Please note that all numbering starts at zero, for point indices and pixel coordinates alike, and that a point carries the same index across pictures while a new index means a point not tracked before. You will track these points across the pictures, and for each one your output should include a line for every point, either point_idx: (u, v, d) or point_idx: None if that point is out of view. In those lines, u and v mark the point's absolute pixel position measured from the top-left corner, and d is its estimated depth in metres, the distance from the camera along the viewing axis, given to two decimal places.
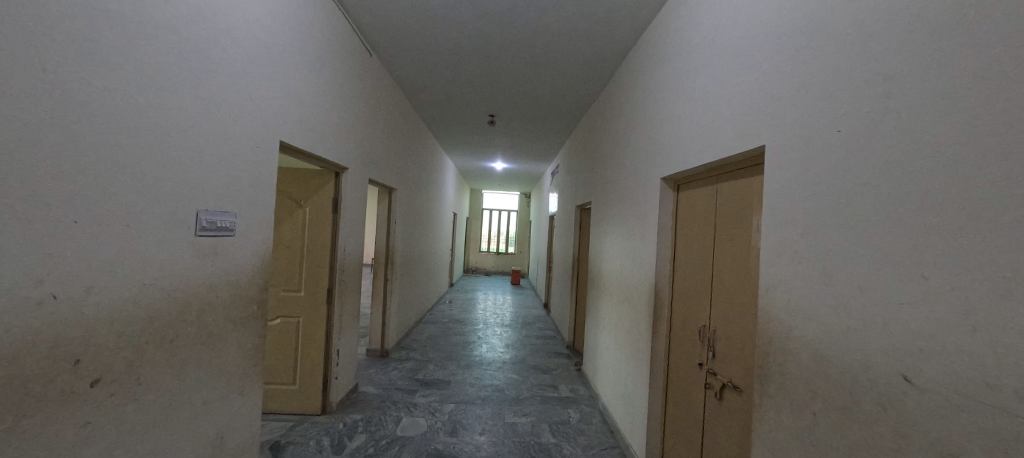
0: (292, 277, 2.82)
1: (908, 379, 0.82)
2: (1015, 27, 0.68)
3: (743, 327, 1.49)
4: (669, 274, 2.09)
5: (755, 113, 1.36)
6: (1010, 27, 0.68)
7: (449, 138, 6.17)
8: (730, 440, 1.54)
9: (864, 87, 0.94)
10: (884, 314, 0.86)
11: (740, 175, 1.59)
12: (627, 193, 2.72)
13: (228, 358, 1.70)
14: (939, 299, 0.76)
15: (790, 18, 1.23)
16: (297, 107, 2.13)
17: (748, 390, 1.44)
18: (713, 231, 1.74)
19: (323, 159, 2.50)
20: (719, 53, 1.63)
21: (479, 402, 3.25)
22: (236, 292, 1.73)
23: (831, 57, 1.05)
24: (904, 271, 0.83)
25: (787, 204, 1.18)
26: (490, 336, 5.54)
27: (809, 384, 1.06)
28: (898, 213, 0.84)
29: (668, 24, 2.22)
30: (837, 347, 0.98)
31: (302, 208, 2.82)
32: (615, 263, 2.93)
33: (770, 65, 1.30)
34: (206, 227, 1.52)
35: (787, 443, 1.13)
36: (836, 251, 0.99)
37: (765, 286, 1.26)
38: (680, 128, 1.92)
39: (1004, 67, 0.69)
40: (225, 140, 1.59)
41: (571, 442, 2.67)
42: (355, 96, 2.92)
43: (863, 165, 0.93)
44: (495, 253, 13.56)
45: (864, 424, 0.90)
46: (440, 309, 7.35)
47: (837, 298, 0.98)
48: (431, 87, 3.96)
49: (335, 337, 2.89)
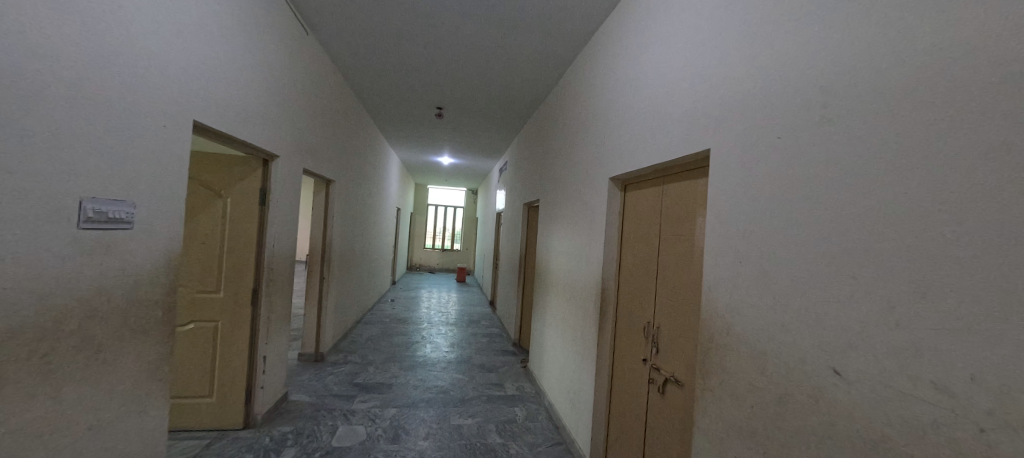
0: (210, 276, 2.51)
1: (838, 372, 0.88)
2: (949, 45, 0.72)
3: (685, 324, 1.56)
4: (616, 271, 2.15)
5: (699, 119, 1.42)
6: (944, 43, 0.73)
7: (394, 129, 5.88)
8: (670, 432, 1.62)
9: (805, 99, 1.00)
10: (818, 311, 0.93)
11: (685, 177, 1.66)
12: (575, 194, 2.76)
13: (125, 373, 1.45)
14: (866, 296, 0.83)
15: (732, 30, 1.30)
16: (214, 82, 1.84)
17: (690, 384, 1.50)
18: (659, 231, 1.80)
19: (247, 144, 2.22)
20: (669, 58, 1.70)
21: (422, 405, 3.12)
22: (132, 296, 1.46)
23: (774, 68, 1.11)
24: (837, 271, 0.89)
25: (728, 208, 1.25)
26: (435, 336, 5.39)
27: (748, 378, 1.12)
28: (831, 218, 0.91)
29: (620, 25, 2.26)
30: (775, 342, 1.04)
31: (221, 199, 2.49)
32: (563, 260, 2.95)
33: (715, 73, 1.36)
34: (95, 218, 1.26)
35: (726, 433, 1.19)
36: (775, 252, 1.06)
37: (709, 284, 1.32)
38: (629, 129, 1.98)
39: (939, 80, 0.73)
40: (120, 114, 1.33)
41: (517, 441, 2.66)
42: (288, 76, 2.65)
43: (800, 172, 1.00)
44: (440, 250, 13.26)
45: (798, 414, 0.97)
46: (383, 307, 7.02)
47: (777, 296, 1.05)
48: (374, 73, 3.73)
49: (261, 343, 2.61)
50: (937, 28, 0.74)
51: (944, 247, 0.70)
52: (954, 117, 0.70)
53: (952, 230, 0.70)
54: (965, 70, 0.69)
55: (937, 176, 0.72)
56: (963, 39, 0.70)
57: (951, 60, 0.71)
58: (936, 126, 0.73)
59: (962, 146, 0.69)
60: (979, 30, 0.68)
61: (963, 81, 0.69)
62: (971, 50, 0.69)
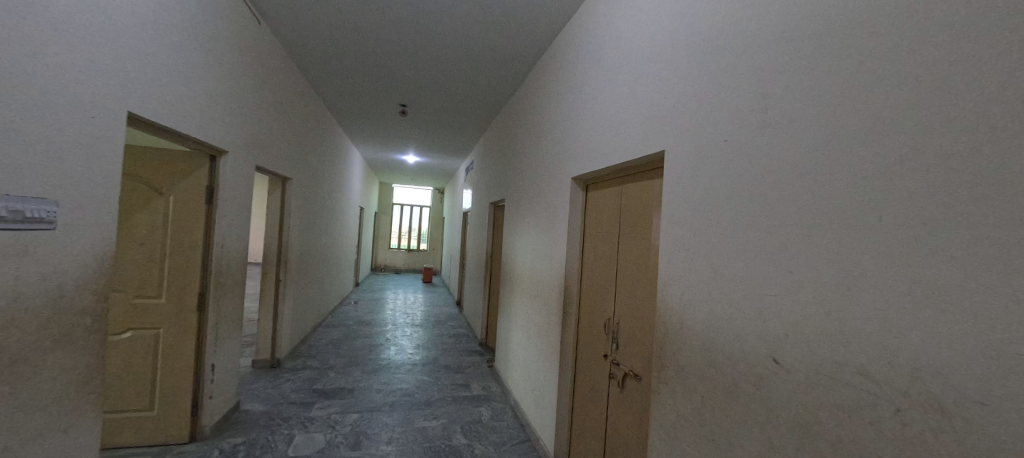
0: (150, 280, 2.31)
1: (777, 360, 0.94)
2: (872, 56, 0.78)
3: (642, 318, 1.61)
4: (578, 270, 2.20)
5: (655, 122, 1.48)
6: (868, 54, 0.79)
7: (356, 126, 5.69)
8: (629, 425, 1.67)
9: (748, 104, 1.06)
10: (760, 303, 0.99)
11: (643, 178, 1.71)
12: (539, 193, 2.78)
13: (47, 389, 1.30)
14: (801, 289, 0.89)
15: (684, 38, 1.36)
16: (151, 69, 1.70)
17: (647, 377, 1.56)
18: (618, 231, 1.85)
19: (192, 138, 2.07)
20: (627, 62, 1.75)
21: (386, 409, 3.04)
22: (55, 304, 1.32)
23: (720, 74, 1.17)
24: (776, 266, 0.95)
25: (680, 207, 1.31)
26: (399, 338, 5.26)
27: (699, 369, 1.18)
28: (771, 217, 0.97)
29: (583, 27, 2.30)
30: (722, 334, 1.10)
31: (161, 197, 2.30)
32: (527, 259, 2.98)
33: (669, 77, 1.42)
34: (9, 216, 1.13)
35: (679, 423, 1.24)
36: (722, 249, 1.12)
37: (663, 281, 1.38)
38: (591, 130, 2.02)
39: (864, 88, 0.79)
40: (38, 100, 1.20)
41: (483, 440, 2.65)
42: (238, 67, 2.50)
43: (744, 173, 1.06)
44: (406, 250, 12.97)
45: (742, 401, 1.03)
46: (345, 309, 6.77)
47: (723, 291, 1.11)
48: (334, 67, 3.59)
49: (209, 350, 2.44)
50: (858, 42, 0.81)
51: (864, 243, 0.77)
52: (872, 125, 0.77)
53: (873, 226, 0.76)
54: (885, 79, 0.76)
55: (859, 178, 0.78)
56: (884, 51, 0.76)
57: (873, 70, 0.77)
58: (858, 131, 0.79)
59: (882, 150, 0.75)
60: (889, 48, 0.75)
61: (884, 90, 0.76)
62: (891, 62, 0.75)
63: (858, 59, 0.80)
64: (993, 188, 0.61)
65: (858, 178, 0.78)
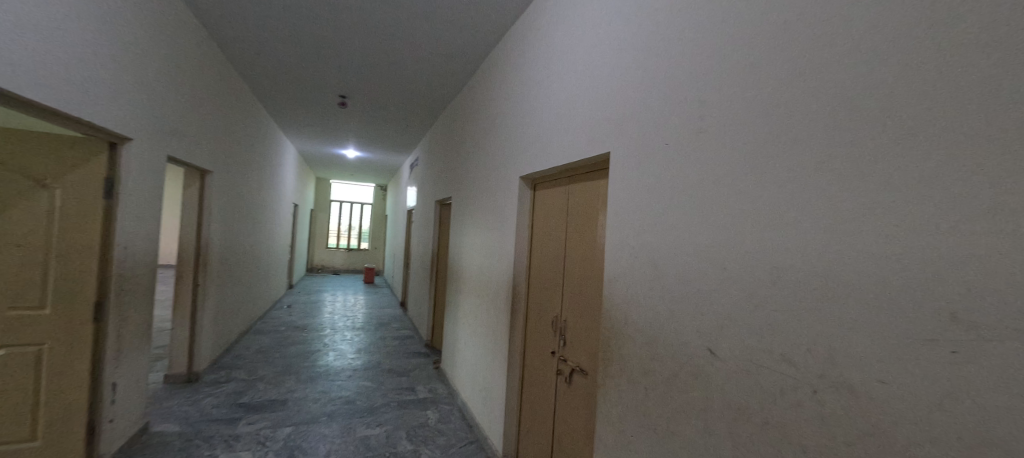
0: (25, 290, 1.81)
1: (713, 351, 0.99)
2: (794, 70, 0.85)
3: (588, 314, 1.65)
4: (526, 268, 2.20)
5: (601, 123, 1.51)
6: (791, 67, 0.85)
7: (288, 116, 5.23)
8: (576, 419, 1.70)
9: (686, 109, 1.12)
10: (698, 298, 1.05)
11: (589, 178, 1.75)
12: (487, 192, 2.75)
13: None
14: (734, 285, 0.95)
15: (628, 43, 1.40)
16: (29, 36, 1.41)
17: (593, 372, 1.60)
18: (565, 229, 1.88)
19: (86, 123, 1.77)
20: (573, 63, 1.78)
21: (324, 419, 2.83)
22: None
23: (662, 79, 1.22)
24: (712, 263, 1.01)
25: (625, 206, 1.35)
26: (339, 342, 4.94)
27: (642, 362, 1.22)
28: (708, 216, 1.03)
29: (531, 26, 2.30)
30: (664, 329, 1.15)
31: (44, 188, 1.82)
32: (475, 257, 2.93)
33: (614, 80, 1.46)
34: None
35: (625, 416, 1.28)
36: (663, 247, 1.17)
37: (609, 278, 1.41)
38: (539, 130, 2.03)
39: (787, 99, 0.85)
40: None
41: (430, 445, 2.56)
42: (145, 42, 2.17)
43: (683, 174, 1.11)
44: (345, 250, 12.24)
45: (682, 391, 1.08)
46: (276, 314, 6.22)
47: (664, 287, 1.16)
48: (262, 50, 3.26)
49: (108, 368, 2.10)
50: (781, 55, 0.87)
51: (788, 241, 0.83)
52: (793, 133, 0.84)
53: (795, 225, 0.82)
54: (805, 91, 0.82)
55: (785, 181, 0.85)
56: (805, 64, 0.82)
57: (795, 81, 0.84)
58: (782, 138, 0.86)
59: (802, 155, 0.82)
60: (805, 63, 0.82)
61: (803, 101, 0.82)
62: (813, 73, 0.80)
63: (781, 71, 0.87)
64: (893, 189, 0.67)
65: (783, 180, 0.85)
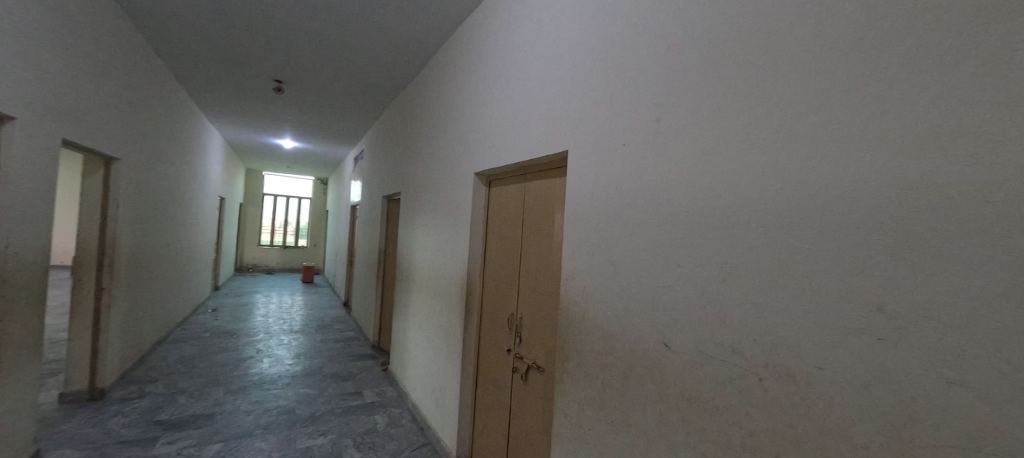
0: None
1: (667, 345, 1.04)
2: (742, 79, 0.90)
3: (544, 311, 1.66)
4: (481, 266, 2.17)
5: (558, 122, 1.52)
6: (740, 77, 0.91)
7: (213, 99, 4.69)
8: (532, 415, 1.71)
9: (643, 111, 1.15)
10: (653, 294, 1.09)
11: (545, 176, 1.76)
12: (440, 187, 2.67)
13: None
14: (687, 281, 1.00)
15: (585, 43, 1.42)
16: None
17: (549, 368, 1.61)
18: (521, 227, 1.87)
19: None
20: (530, 61, 1.77)
21: (259, 432, 2.59)
22: None
23: (619, 81, 1.25)
24: (666, 261, 1.06)
25: (583, 205, 1.37)
26: (274, 348, 4.56)
27: (599, 357, 1.26)
28: (662, 216, 1.07)
29: (487, 20, 2.26)
30: (620, 324, 1.18)
31: None
32: (427, 255, 2.83)
33: (571, 80, 1.47)
34: None
35: (582, 410, 1.31)
36: (620, 246, 1.20)
37: (567, 276, 1.43)
38: (494, 126, 2.00)
39: (736, 107, 0.91)
40: None
41: (379, 451, 2.45)
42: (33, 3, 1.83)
43: (640, 174, 1.15)
44: (280, 248, 11.32)
45: (637, 383, 1.12)
46: (199, 319, 5.59)
47: (621, 284, 1.19)
48: (182, 24, 2.89)
49: None
50: (731, 64, 0.93)
51: (736, 239, 0.89)
52: (743, 138, 0.89)
53: (743, 225, 0.88)
54: (753, 100, 0.88)
55: (734, 184, 0.90)
56: (752, 76, 0.88)
57: (744, 90, 0.90)
58: (732, 143, 0.91)
59: (750, 160, 0.88)
60: (753, 74, 0.88)
61: (751, 109, 0.88)
62: (761, 84, 0.86)
63: (732, 79, 0.92)
64: (829, 194, 0.74)
65: (733, 183, 0.90)
